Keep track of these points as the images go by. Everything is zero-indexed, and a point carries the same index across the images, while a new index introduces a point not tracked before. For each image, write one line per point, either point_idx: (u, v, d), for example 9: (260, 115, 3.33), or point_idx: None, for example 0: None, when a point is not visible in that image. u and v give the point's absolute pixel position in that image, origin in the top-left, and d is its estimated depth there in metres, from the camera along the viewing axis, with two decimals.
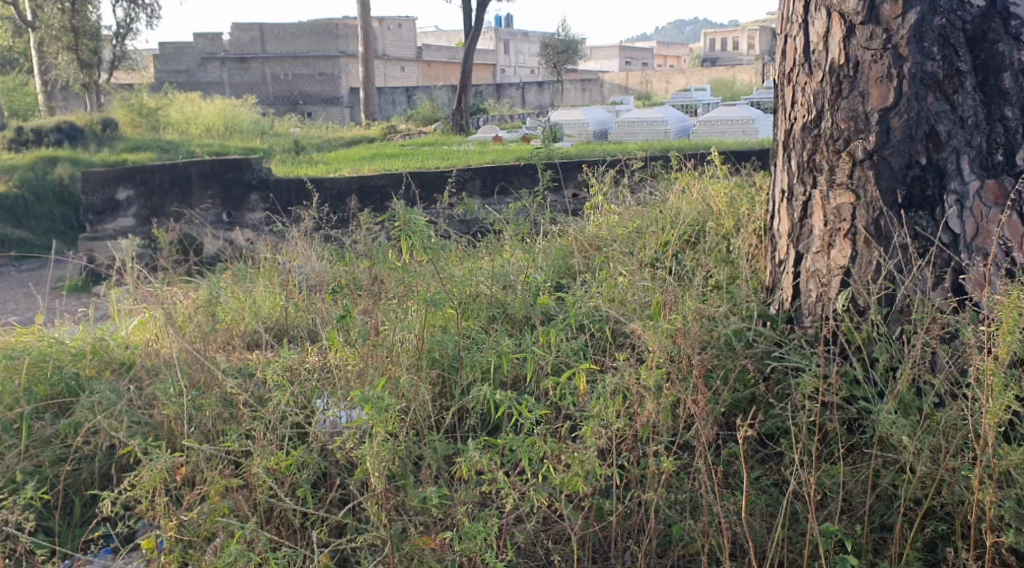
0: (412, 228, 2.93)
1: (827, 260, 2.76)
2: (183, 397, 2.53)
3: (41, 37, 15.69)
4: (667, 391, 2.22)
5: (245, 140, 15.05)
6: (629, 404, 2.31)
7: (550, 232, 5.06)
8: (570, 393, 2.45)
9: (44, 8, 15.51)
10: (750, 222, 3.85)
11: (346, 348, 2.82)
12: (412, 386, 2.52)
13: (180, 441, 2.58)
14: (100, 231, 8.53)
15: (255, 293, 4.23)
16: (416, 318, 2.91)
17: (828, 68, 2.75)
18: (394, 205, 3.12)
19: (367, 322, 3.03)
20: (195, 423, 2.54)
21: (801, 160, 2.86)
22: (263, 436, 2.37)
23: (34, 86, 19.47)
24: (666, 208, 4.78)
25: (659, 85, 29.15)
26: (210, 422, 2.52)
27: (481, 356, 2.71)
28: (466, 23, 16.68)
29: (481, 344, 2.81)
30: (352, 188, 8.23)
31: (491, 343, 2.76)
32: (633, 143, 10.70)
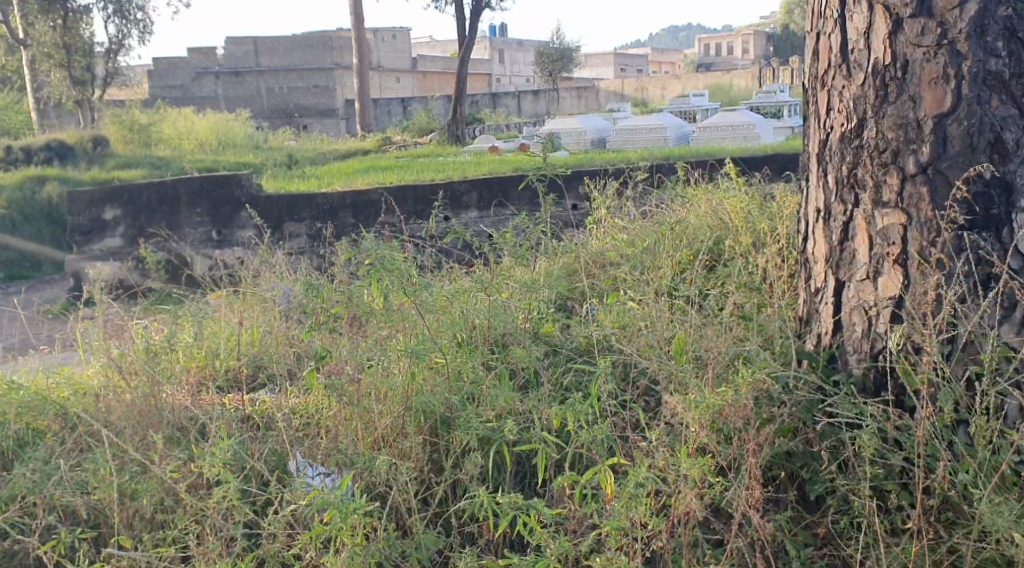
0: (388, 263, 2.77)
1: (873, 291, 2.42)
2: (114, 480, 2.29)
3: (32, 54, 15.32)
4: (695, 485, 1.94)
5: (238, 155, 14.68)
6: (662, 500, 2.05)
7: (553, 253, 4.72)
8: (594, 492, 2.14)
9: (35, 24, 15.15)
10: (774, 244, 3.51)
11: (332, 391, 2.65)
12: (390, 465, 2.22)
13: (109, 526, 2.33)
14: (87, 253, 8.13)
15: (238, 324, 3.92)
16: (403, 371, 2.62)
17: (871, 69, 2.40)
18: (365, 242, 2.89)
19: (346, 368, 2.69)
20: (133, 508, 2.31)
21: (839, 175, 2.50)
22: (208, 534, 2.13)
23: (25, 104, 19.08)
24: (676, 224, 4.42)
25: (654, 92, 28.82)
26: (149, 508, 2.30)
27: (477, 419, 2.40)
28: (461, 33, 16.38)
29: (477, 402, 2.52)
30: (345, 204, 7.88)
31: (490, 401, 2.48)
32: (634, 151, 10.37)
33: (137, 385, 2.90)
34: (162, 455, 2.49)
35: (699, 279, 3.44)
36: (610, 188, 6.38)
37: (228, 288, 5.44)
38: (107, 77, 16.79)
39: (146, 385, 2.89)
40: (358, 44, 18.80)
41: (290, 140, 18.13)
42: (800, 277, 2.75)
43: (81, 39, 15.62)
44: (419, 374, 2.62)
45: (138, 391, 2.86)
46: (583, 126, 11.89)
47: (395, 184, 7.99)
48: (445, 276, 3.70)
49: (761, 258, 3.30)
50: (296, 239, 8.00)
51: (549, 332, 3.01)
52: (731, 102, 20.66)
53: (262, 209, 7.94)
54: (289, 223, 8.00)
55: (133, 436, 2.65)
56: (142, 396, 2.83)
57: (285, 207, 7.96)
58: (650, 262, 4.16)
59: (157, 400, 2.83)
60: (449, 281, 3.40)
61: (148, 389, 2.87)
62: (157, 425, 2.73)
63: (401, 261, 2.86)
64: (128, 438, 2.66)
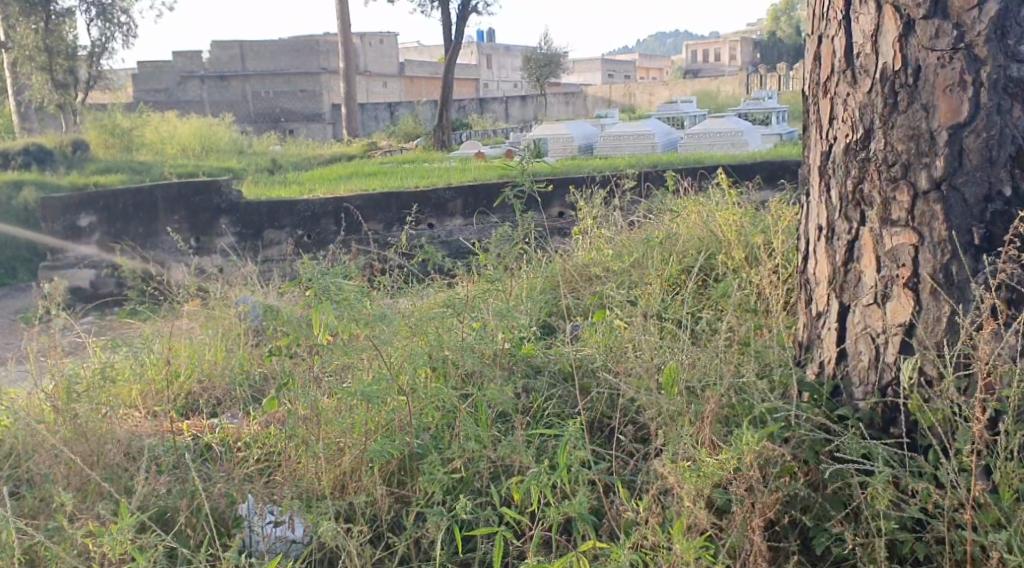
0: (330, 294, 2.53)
1: (881, 317, 2.23)
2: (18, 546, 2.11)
3: (13, 57, 14.98)
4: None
5: (222, 160, 14.43)
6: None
7: (536, 268, 4.51)
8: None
9: (17, 27, 14.86)
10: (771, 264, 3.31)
11: (298, 421, 2.46)
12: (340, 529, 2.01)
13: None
14: (60, 260, 7.73)
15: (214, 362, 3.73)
16: (362, 411, 2.41)
17: (878, 75, 2.20)
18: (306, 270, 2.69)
19: (302, 403, 2.49)
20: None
21: (844, 190, 2.30)
22: None
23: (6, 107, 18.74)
24: (664, 240, 4.20)
25: (642, 97, 28.60)
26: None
27: (438, 472, 2.20)
28: (447, 37, 16.18)
29: (443, 448, 2.34)
30: (327, 211, 7.69)
31: (455, 445, 2.30)
32: (620, 158, 10.17)
33: (78, 421, 2.72)
34: (94, 511, 2.32)
35: (690, 298, 3.23)
36: (598, 197, 6.17)
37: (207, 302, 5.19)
38: (90, 80, 16.49)
39: (87, 422, 2.71)
40: (345, 49, 18.58)
41: (275, 145, 17.88)
42: (801, 299, 2.56)
43: (64, 42, 15.32)
44: (379, 413, 2.41)
45: (75, 428, 2.69)
46: (570, 132, 11.68)
47: (378, 190, 7.77)
48: (406, 300, 3.48)
49: (755, 276, 3.11)
50: (276, 247, 7.79)
51: (530, 354, 2.83)
52: (719, 110, 20.52)
53: (243, 217, 7.73)
54: (271, 229, 7.78)
55: (67, 482, 2.44)
56: (83, 434, 2.65)
57: (266, 214, 7.74)
58: (639, 282, 3.94)
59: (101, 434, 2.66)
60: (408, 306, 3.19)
61: (91, 427, 2.68)
62: (102, 466, 2.54)
63: (353, 290, 2.62)
64: (58, 474, 2.46)
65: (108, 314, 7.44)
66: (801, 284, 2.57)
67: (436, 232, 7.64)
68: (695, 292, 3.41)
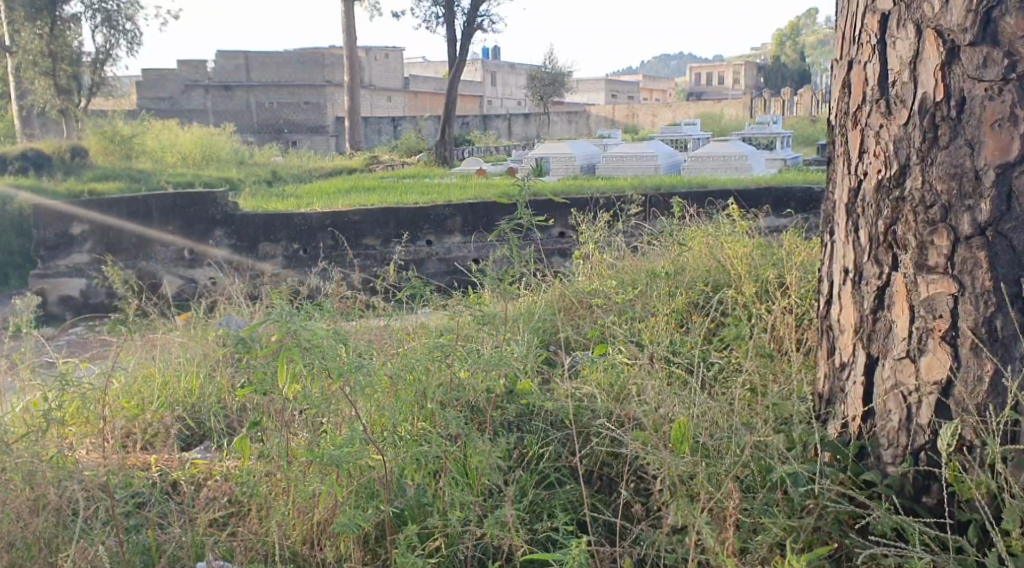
0: (306, 341, 2.27)
1: (914, 373, 2.01)
2: None
3: (17, 61, 14.73)
4: None
5: (222, 171, 14.22)
6: None
7: (534, 297, 4.31)
8: None
9: (21, 32, 14.63)
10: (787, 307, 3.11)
11: (278, 475, 2.33)
12: None
13: None
14: (52, 269, 7.43)
15: (202, 396, 3.48)
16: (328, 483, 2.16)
17: (916, 107, 2.00)
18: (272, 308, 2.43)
19: (280, 456, 2.36)
20: None
21: (874, 232, 2.11)
22: None
23: (8, 112, 18.52)
24: (671, 272, 4.00)
25: (645, 119, 28.50)
26: None
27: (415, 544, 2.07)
28: (451, 53, 16.01)
29: (428, 510, 2.21)
30: (323, 225, 7.47)
31: (438, 513, 2.17)
32: (622, 180, 10.00)
33: (10, 462, 2.48)
34: None
35: (698, 337, 3.04)
36: (601, 221, 5.98)
37: (193, 322, 4.93)
38: (93, 87, 16.28)
39: (19, 467, 2.46)
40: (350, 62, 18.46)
41: (277, 156, 17.69)
42: (820, 346, 2.37)
43: (68, 47, 15.11)
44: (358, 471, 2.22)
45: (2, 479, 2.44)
46: (572, 151, 11.50)
47: (376, 205, 7.56)
48: (389, 343, 3.29)
49: (768, 315, 2.94)
50: (271, 260, 7.56)
51: (526, 392, 2.70)
52: (720, 133, 20.43)
53: (240, 230, 7.49)
54: (267, 242, 7.52)
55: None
56: (12, 483, 2.40)
57: (262, 226, 7.50)
58: (645, 315, 3.75)
59: (36, 484, 2.41)
60: (390, 348, 2.99)
61: (22, 473, 2.44)
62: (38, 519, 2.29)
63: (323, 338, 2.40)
64: None
65: (98, 325, 7.19)
66: (822, 330, 2.37)
67: (435, 249, 7.46)
68: (704, 332, 3.22)
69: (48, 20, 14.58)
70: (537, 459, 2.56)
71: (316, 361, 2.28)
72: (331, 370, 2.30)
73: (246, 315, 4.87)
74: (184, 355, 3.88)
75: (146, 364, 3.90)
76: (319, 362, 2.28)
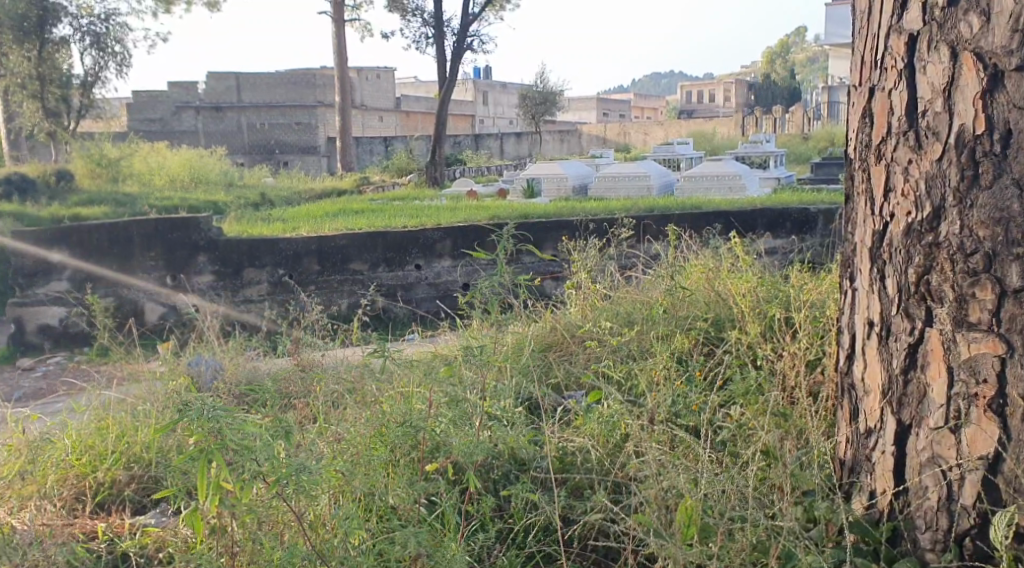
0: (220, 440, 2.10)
1: (954, 447, 1.77)
2: None
3: (4, 84, 14.35)
4: None
5: (210, 194, 13.86)
6: None
7: (524, 332, 4.06)
8: None
9: (8, 54, 14.25)
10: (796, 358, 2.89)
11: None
12: None
13: None
14: (29, 298, 6.91)
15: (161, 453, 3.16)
16: None
17: (953, 141, 1.76)
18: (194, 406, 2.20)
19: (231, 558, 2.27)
20: None
21: (903, 282, 1.86)
22: None
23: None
24: (667, 307, 3.76)
25: (637, 137, 28.29)
26: None
27: None
28: (441, 74, 15.80)
29: None
30: (309, 250, 7.08)
31: None
32: (614, 201, 9.76)
33: None
34: None
35: (700, 390, 2.80)
36: (593, 248, 5.70)
37: (163, 366, 4.50)
38: (81, 110, 15.89)
39: None
40: (341, 82, 18.24)
41: (268, 179, 17.37)
42: (840, 408, 2.13)
43: (58, 70, 14.76)
44: None
45: None
46: (565, 171, 11.24)
47: (362, 230, 7.23)
48: (361, 413, 3.05)
49: (779, 363, 2.71)
50: (255, 287, 7.15)
51: (520, 449, 2.72)
52: (711, 151, 20.30)
53: (223, 255, 7.06)
54: (252, 269, 7.10)
55: None
56: None
57: (246, 252, 7.09)
58: (642, 358, 3.52)
59: None
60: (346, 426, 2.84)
61: None
62: None
63: (250, 438, 2.25)
64: None
65: (77, 356, 6.77)
66: (842, 389, 2.13)
67: (424, 274, 7.15)
68: (708, 381, 2.99)
69: (38, 42, 14.19)
70: (526, 533, 2.38)
71: (247, 463, 2.15)
72: (265, 471, 2.18)
73: (218, 357, 4.47)
74: (149, 411, 3.54)
75: (111, 420, 3.51)
76: (251, 465, 2.14)
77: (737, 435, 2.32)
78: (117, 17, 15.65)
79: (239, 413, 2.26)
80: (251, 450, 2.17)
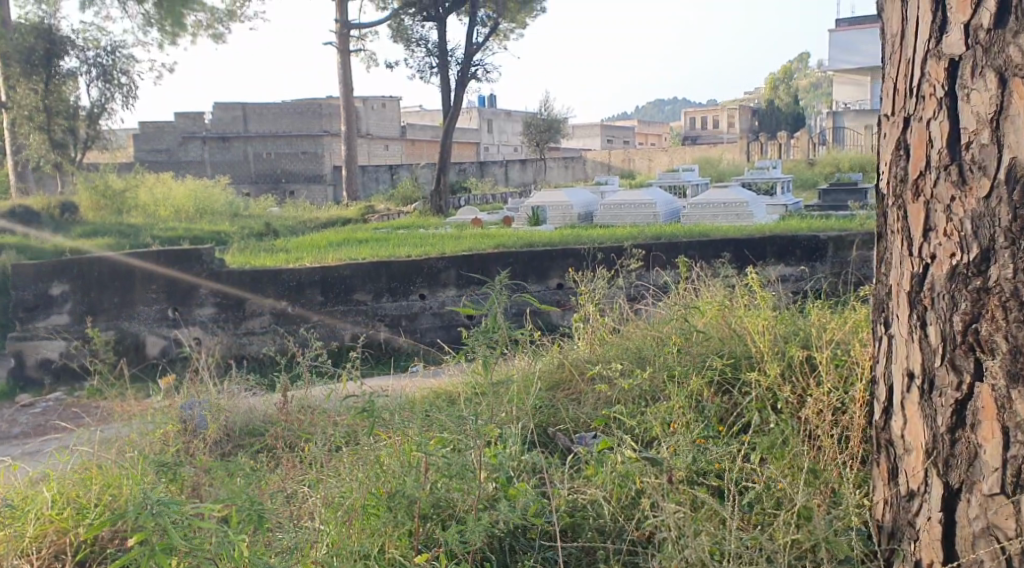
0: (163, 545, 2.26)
1: (1011, 518, 1.59)
2: None
3: (11, 117, 14.25)
4: None
5: (215, 224, 13.73)
6: None
7: (527, 368, 3.87)
8: None
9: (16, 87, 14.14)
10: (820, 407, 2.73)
11: None
12: None
13: None
14: (28, 332, 6.78)
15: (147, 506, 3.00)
16: None
17: (1002, 176, 1.59)
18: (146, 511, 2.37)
19: None
20: None
21: (947, 331, 1.70)
22: None
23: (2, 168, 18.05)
24: (680, 345, 3.60)
25: (642, 163, 28.22)
26: None
27: None
28: (445, 102, 15.72)
29: None
30: (313, 280, 6.83)
31: None
32: (620, 228, 9.59)
33: None
34: None
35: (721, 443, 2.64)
36: (600, 280, 5.52)
37: (158, 407, 4.29)
38: (88, 141, 15.83)
39: None
40: (346, 112, 18.20)
41: (273, 208, 17.24)
42: (876, 465, 1.97)
43: (64, 103, 14.71)
44: None
45: None
46: (570, 199, 11.11)
47: (366, 260, 7.02)
48: (357, 467, 2.89)
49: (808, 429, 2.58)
50: (257, 319, 6.85)
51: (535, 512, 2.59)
52: (716, 178, 20.17)
53: (225, 287, 6.82)
54: (255, 300, 6.83)
55: None
56: None
57: (248, 283, 6.82)
58: (656, 400, 3.35)
59: None
60: (346, 493, 2.68)
61: None
62: None
63: (209, 537, 2.38)
64: None
65: (77, 391, 6.56)
66: (878, 444, 1.97)
67: (428, 303, 6.95)
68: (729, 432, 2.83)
69: (44, 75, 14.15)
70: None
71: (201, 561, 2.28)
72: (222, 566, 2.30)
73: (213, 396, 4.26)
74: (135, 460, 3.41)
75: (100, 471, 3.30)
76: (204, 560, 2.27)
77: (764, 498, 2.17)
78: (123, 50, 15.66)
79: (193, 517, 2.43)
80: (202, 548, 2.31)
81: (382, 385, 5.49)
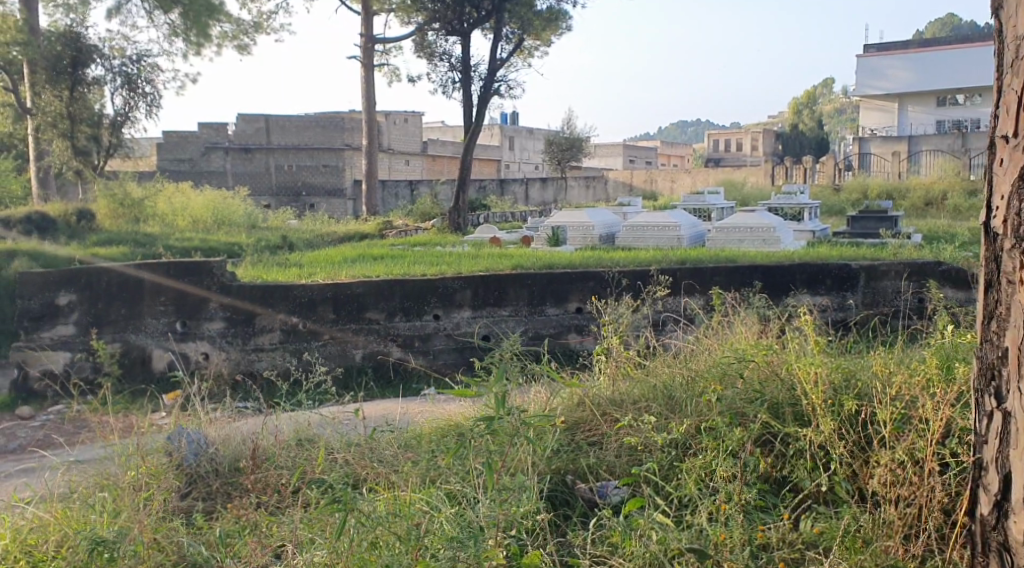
0: None
1: None
2: None
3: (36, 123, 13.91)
4: None
5: (232, 236, 13.43)
6: None
7: (542, 409, 3.41)
8: None
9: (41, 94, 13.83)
10: (884, 483, 2.52)
11: None
12: None
13: None
14: (32, 342, 6.39)
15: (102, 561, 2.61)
16: None
17: None
18: None
19: None
20: None
21: None
22: None
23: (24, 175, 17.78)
24: (718, 389, 3.17)
25: (664, 184, 27.68)
26: None
27: None
28: (466, 118, 15.39)
29: None
30: (324, 298, 6.46)
31: None
32: (644, 251, 9.19)
33: None
34: None
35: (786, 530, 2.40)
36: (625, 309, 5.13)
37: (148, 434, 3.90)
38: (110, 149, 15.57)
39: None
40: (367, 126, 17.94)
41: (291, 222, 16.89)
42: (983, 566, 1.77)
43: (88, 110, 14.39)
44: None
45: None
46: (591, 219, 10.73)
47: (379, 277, 6.65)
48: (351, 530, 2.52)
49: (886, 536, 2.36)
50: (267, 335, 6.47)
51: None
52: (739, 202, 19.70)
53: (235, 301, 6.45)
54: (265, 317, 6.46)
55: None
56: None
57: (259, 298, 6.46)
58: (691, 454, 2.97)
59: None
60: None
61: None
62: None
63: None
64: None
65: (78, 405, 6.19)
66: (985, 542, 1.76)
67: (442, 324, 6.55)
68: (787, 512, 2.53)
69: (70, 82, 13.86)
70: None
71: None
72: None
73: (204, 426, 3.85)
74: (111, 504, 3.04)
75: (68, 518, 2.92)
76: None
77: None
78: (148, 59, 15.48)
79: None
80: None
81: (389, 413, 5.15)
